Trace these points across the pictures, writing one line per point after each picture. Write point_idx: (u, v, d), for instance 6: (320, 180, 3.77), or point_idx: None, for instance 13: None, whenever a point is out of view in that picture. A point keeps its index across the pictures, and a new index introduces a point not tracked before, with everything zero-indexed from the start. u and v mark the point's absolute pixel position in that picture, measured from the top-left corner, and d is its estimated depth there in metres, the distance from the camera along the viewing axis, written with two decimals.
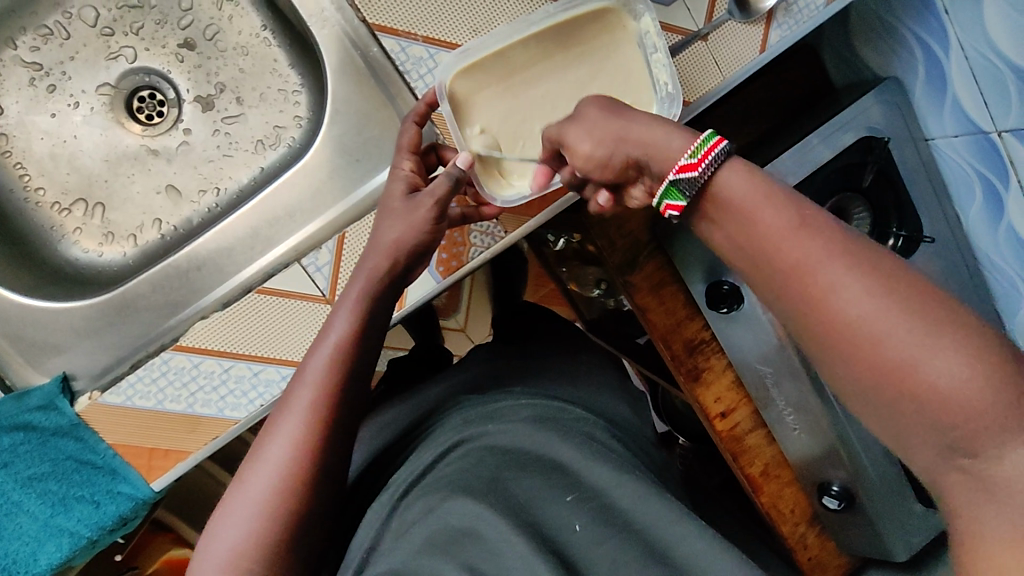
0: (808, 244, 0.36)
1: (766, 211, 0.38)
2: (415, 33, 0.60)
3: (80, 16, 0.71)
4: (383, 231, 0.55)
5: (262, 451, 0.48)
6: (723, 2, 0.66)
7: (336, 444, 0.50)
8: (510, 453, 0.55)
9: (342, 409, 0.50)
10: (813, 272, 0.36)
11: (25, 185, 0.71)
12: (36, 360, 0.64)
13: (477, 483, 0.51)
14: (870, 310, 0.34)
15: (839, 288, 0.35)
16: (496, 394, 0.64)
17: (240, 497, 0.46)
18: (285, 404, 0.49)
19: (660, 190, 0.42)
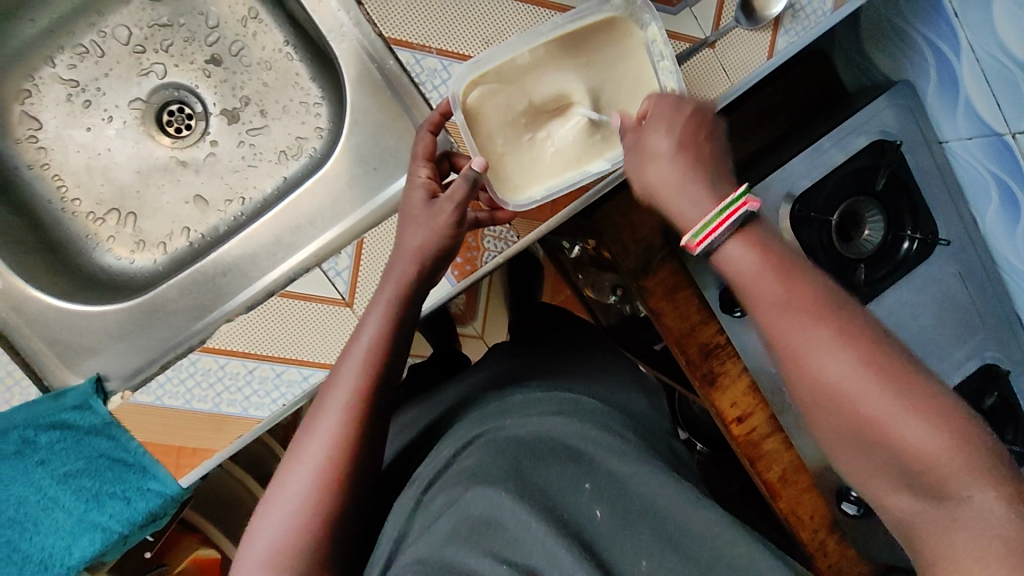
0: (798, 320, 0.42)
1: (760, 295, 0.44)
2: (430, 46, 0.63)
3: (113, 35, 0.74)
4: (407, 239, 0.57)
5: (299, 451, 0.50)
6: (730, 9, 0.67)
7: (368, 442, 0.52)
8: (525, 445, 0.56)
9: (373, 409, 0.52)
10: (802, 347, 0.42)
11: (62, 196, 0.75)
12: (71, 361, 0.67)
13: (496, 475, 0.52)
14: (848, 382, 0.40)
15: (822, 364, 0.41)
16: (507, 394, 0.64)
17: (280, 497, 0.48)
18: (319, 406, 0.51)
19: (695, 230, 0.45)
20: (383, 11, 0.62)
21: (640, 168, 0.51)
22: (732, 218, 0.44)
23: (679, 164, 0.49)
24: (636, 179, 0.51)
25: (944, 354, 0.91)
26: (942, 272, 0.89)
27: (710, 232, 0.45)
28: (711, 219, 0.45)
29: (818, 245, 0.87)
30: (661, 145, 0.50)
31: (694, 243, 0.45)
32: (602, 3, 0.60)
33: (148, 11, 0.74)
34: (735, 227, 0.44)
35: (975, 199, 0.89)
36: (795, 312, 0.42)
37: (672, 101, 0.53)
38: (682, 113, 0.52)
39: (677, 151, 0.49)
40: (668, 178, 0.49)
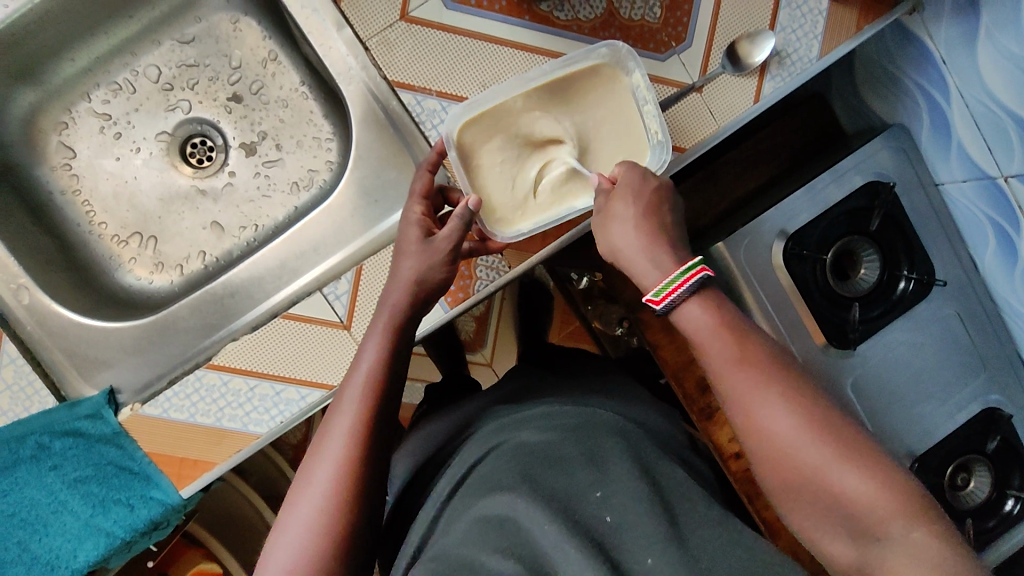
0: (750, 382, 0.49)
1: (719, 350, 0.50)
2: (430, 88, 0.68)
3: (144, 74, 0.81)
4: (404, 268, 0.59)
5: (308, 477, 0.52)
6: (716, 56, 0.71)
7: (376, 460, 0.53)
8: (537, 453, 0.57)
9: (376, 430, 0.54)
10: (753, 405, 0.48)
11: (91, 220, 0.81)
12: (87, 373, 0.71)
13: (511, 480, 0.54)
14: (794, 437, 0.47)
15: (771, 419, 0.48)
16: (528, 404, 0.67)
17: (293, 519, 0.50)
18: (324, 431, 0.53)
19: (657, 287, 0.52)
20: (387, 58, 0.68)
21: (607, 230, 0.57)
22: (687, 283, 0.51)
23: (639, 228, 0.55)
24: (604, 243, 0.58)
25: (944, 396, 0.90)
26: (942, 313, 0.89)
27: (670, 291, 0.51)
28: (670, 280, 0.52)
29: (813, 282, 0.88)
30: (626, 212, 0.56)
31: (656, 300, 0.52)
32: (590, 51, 0.64)
33: (178, 52, 0.81)
34: (690, 290, 0.51)
35: (973, 240, 0.89)
36: (746, 374, 0.49)
37: (642, 172, 0.58)
38: (648, 188, 0.58)
39: (640, 219, 0.56)
40: (629, 244, 0.55)
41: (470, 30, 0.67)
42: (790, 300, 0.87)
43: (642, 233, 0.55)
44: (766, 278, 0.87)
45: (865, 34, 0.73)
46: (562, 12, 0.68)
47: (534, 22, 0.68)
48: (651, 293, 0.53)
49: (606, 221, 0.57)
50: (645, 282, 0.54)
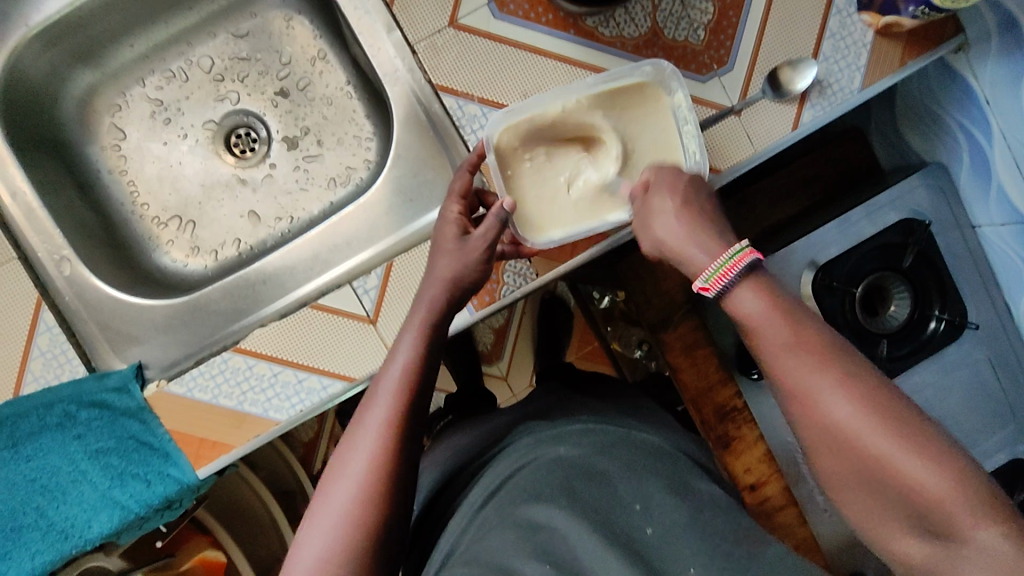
0: (818, 377, 0.48)
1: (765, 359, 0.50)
2: (472, 94, 0.70)
3: (197, 64, 0.84)
4: (439, 268, 0.60)
5: (342, 467, 0.52)
6: (757, 81, 0.71)
7: (407, 456, 0.53)
8: (574, 466, 0.57)
9: (410, 424, 0.54)
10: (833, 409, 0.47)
11: (134, 200, 0.83)
12: (119, 347, 0.73)
13: (547, 490, 0.55)
14: (877, 445, 0.45)
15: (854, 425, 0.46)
16: (562, 420, 0.64)
17: (325, 509, 0.51)
18: (356, 423, 0.53)
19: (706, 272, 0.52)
20: (433, 62, 0.69)
21: (649, 226, 0.58)
22: (736, 266, 0.51)
23: (681, 217, 0.56)
24: (646, 238, 0.59)
25: (972, 442, 0.89)
26: (973, 357, 0.88)
27: (716, 280, 0.52)
28: (716, 268, 0.52)
29: (841, 316, 0.87)
30: (665, 204, 0.57)
31: (705, 287, 0.53)
32: (634, 68, 0.65)
33: (231, 46, 0.84)
34: (739, 275, 0.51)
35: (1009, 285, 0.87)
36: (818, 371, 0.48)
37: (672, 169, 0.60)
38: (682, 179, 0.59)
39: (681, 207, 0.57)
40: (670, 232, 0.56)
41: (515, 39, 0.69)
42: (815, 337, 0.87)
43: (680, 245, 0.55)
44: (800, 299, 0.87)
45: (908, 69, 0.73)
46: (607, 28, 0.70)
47: (578, 36, 0.70)
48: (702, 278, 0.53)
49: (649, 216, 0.59)
50: (695, 269, 0.54)
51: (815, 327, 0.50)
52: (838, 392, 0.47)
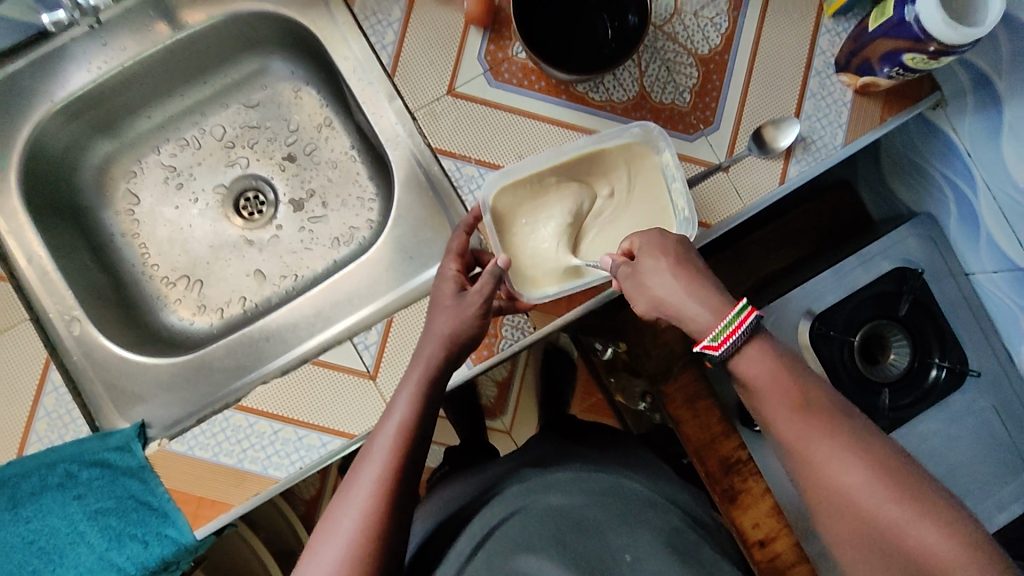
0: (814, 433, 0.51)
1: (774, 394, 0.53)
2: (469, 156, 0.73)
3: (210, 133, 0.89)
4: (437, 324, 0.61)
5: (333, 524, 0.52)
6: (743, 139, 0.75)
7: (399, 515, 0.53)
8: (566, 516, 0.57)
9: (404, 482, 0.54)
10: (822, 462, 0.51)
11: (144, 261, 0.86)
12: (122, 405, 0.74)
13: (542, 542, 0.54)
14: (866, 494, 0.49)
15: (840, 475, 0.50)
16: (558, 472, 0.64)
17: (313, 568, 0.50)
18: (350, 479, 0.53)
19: (714, 334, 0.54)
20: (432, 127, 0.73)
21: (641, 285, 0.58)
22: (744, 325, 0.53)
23: (675, 278, 0.57)
24: (641, 297, 0.59)
25: (984, 493, 0.86)
26: (978, 405, 0.87)
27: (726, 337, 0.53)
28: (726, 325, 0.53)
29: (842, 365, 0.87)
30: (657, 266, 0.58)
31: (714, 346, 0.54)
32: (622, 130, 0.68)
33: (242, 115, 0.89)
34: (746, 333, 0.54)
35: (1009, 330, 0.87)
36: (811, 428, 0.51)
37: (658, 233, 0.60)
38: (671, 241, 0.59)
39: (674, 268, 0.57)
40: (669, 291, 0.56)
41: (510, 105, 0.73)
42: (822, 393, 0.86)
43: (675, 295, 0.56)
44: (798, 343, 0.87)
45: (888, 125, 0.76)
46: (598, 93, 0.74)
47: (570, 101, 0.73)
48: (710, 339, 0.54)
49: (638, 278, 0.59)
50: (696, 328, 0.56)
51: (803, 384, 0.53)
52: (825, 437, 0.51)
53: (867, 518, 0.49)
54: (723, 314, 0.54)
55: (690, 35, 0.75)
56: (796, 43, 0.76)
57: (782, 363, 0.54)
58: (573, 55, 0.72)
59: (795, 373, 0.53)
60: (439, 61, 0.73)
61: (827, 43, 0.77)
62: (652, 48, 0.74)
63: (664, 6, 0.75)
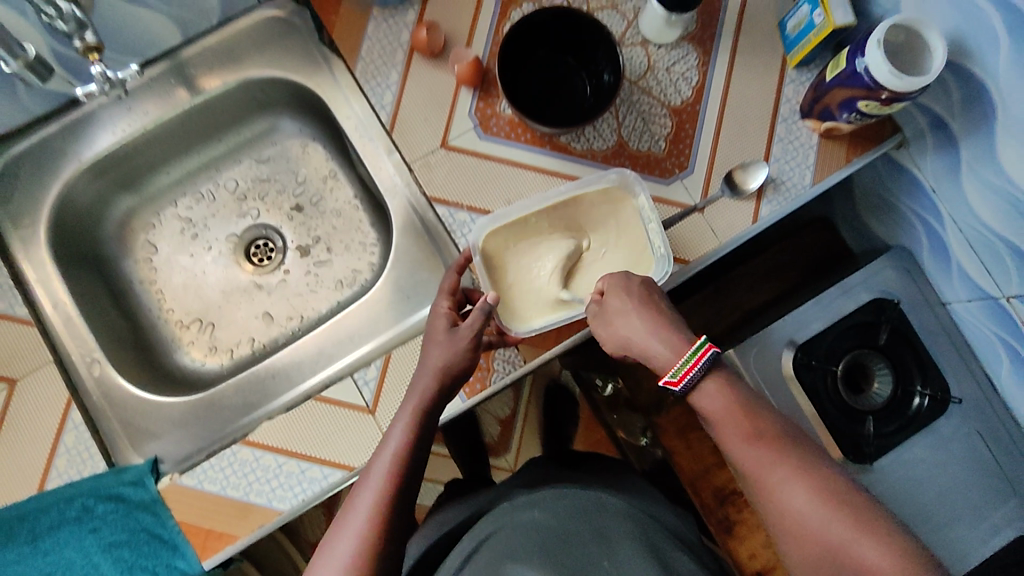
0: (768, 461, 0.57)
1: (731, 428, 0.59)
2: (461, 203, 0.79)
3: (223, 186, 0.95)
4: (431, 357, 0.66)
5: (331, 548, 0.55)
6: (716, 182, 0.80)
7: (393, 539, 0.57)
8: (549, 531, 0.59)
9: (399, 507, 0.58)
10: (777, 486, 0.56)
11: (161, 306, 0.92)
12: (137, 442, 0.78)
13: (527, 552, 0.56)
14: (815, 518, 0.54)
15: (788, 496, 0.55)
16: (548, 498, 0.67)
17: None
18: (348, 504, 0.57)
19: (672, 370, 0.61)
20: (427, 177, 0.79)
21: (611, 327, 0.66)
22: (702, 358, 0.60)
23: (641, 319, 0.64)
24: (612, 337, 0.66)
25: (974, 519, 0.88)
26: (961, 432, 0.89)
27: (684, 373, 0.61)
28: (683, 363, 0.61)
29: (825, 394, 0.90)
30: (622, 310, 0.65)
31: (674, 380, 0.61)
32: (601, 176, 0.74)
33: (254, 169, 0.95)
34: (701, 369, 0.61)
35: (987, 357, 0.90)
36: (761, 455, 0.57)
37: (622, 274, 0.68)
38: (634, 282, 0.67)
39: (639, 309, 0.65)
40: (635, 331, 0.64)
41: (499, 156, 0.79)
42: (812, 427, 0.89)
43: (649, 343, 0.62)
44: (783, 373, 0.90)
45: (853, 165, 0.81)
46: (579, 143, 0.80)
47: (554, 151, 0.80)
48: (669, 373, 0.62)
49: (608, 318, 0.66)
50: (661, 365, 0.63)
51: (757, 413, 0.59)
52: (781, 470, 0.56)
53: (823, 537, 0.53)
54: (683, 352, 0.62)
55: (664, 89, 0.81)
56: (763, 93, 0.82)
57: (738, 397, 0.60)
58: (557, 114, 0.79)
59: (749, 405, 0.60)
60: (433, 118, 0.80)
61: (792, 92, 0.83)
62: (628, 102, 0.81)
63: (639, 63, 0.82)
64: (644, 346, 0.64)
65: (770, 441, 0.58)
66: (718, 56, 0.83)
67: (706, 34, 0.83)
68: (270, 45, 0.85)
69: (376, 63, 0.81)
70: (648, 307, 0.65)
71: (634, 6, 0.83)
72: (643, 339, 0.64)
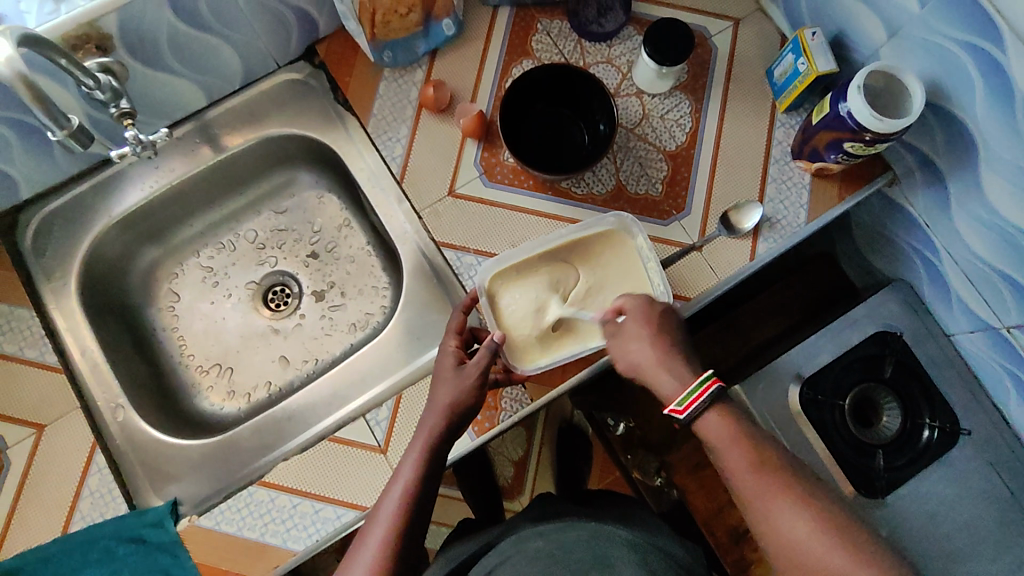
0: (768, 492, 0.58)
1: (734, 457, 0.60)
2: (468, 247, 0.82)
3: (243, 236, 1.00)
4: (439, 395, 0.68)
5: None
6: (713, 222, 0.83)
7: None
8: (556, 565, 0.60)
9: (407, 543, 0.60)
10: (776, 515, 0.57)
11: (182, 351, 0.95)
12: (158, 484, 0.80)
13: None
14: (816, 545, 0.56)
15: (788, 524, 0.57)
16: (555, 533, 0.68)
17: None
18: (359, 541, 0.59)
19: (679, 398, 0.63)
20: (436, 223, 0.83)
21: (624, 349, 0.69)
22: (705, 394, 0.62)
23: (653, 346, 0.67)
24: (621, 360, 0.69)
25: (993, 553, 0.86)
26: (973, 464, 0.88)
27: (690, 402, 0.62)
28: (690, 392, 0.62)
29: (833, 427, 0.90)
30: (638, 333, 0.68)
31: (679, 410, 0.63)
32: (600, 219, 0.78)
33: (272, 220, 1.00)
34: (707, 401, 0.62)
35: (995, 388, 0.90)
36: (763, 484, 0.58)
37: (645, 299, 0.71)
38: (654, 310, 0.70)
39: (652, 337, 0.67)
40: (644, 359, 0.66)
41: (503, 202, 0.83)
42: (820, 462, 0.89)
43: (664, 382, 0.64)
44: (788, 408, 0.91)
45: (846, 203, 0.84)
46: (579, 188, 0.84)
47: (555, 196, 0.84)
48: (676, 403, 0.63)
49: (623, 340, 0.69)
50: (667, 394, 0.65)
51: (761, 447, 0.60)
52: (781, 500, 0.58)
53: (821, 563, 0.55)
54: (687, 384, 0.63)
55: (659, 135, 0.86)
56: (755, 136, 0.86)
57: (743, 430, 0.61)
58: (557, 161, 0.84)
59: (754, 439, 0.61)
60: (441, 168, 0.84)
61: (783, 135, 0.86)
62: (625, 148, 0.85)
63: (635, 112, 0.87)
64: (654, 377, 0.66)
65: (771, 473, 0.59)
66: (710, 103, 0.87)
67: (698, 83, 0.88)
68: (289, 105, 0.91)
69: (387, 119, 0.86)
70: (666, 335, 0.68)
71: (629, 59, 0.88)
72: (655, 370, 0.66)
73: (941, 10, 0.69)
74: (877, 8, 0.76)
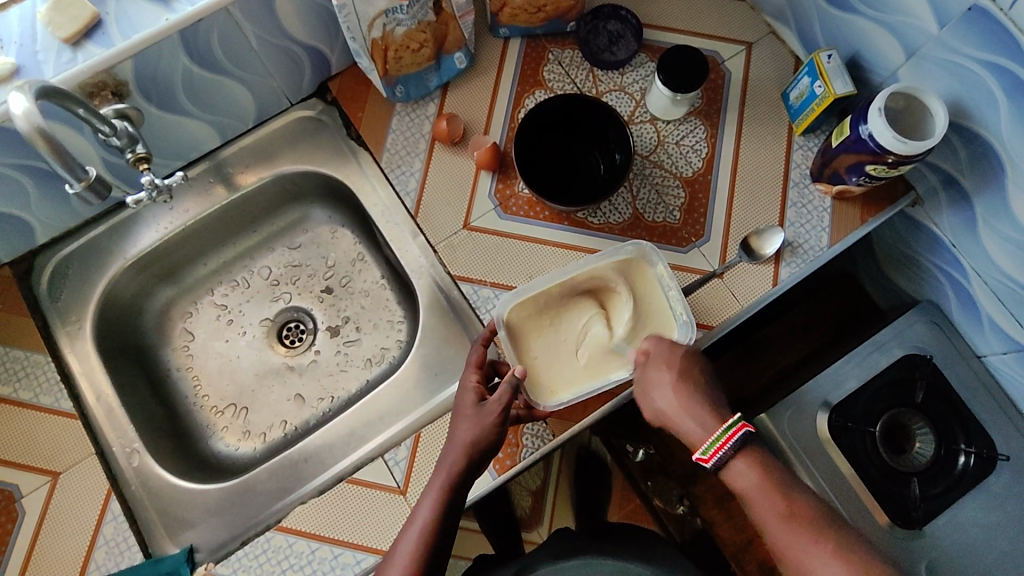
0: (800, 540, 0.56)
1: (763, 506, 0.59)
2: (485, 280, 0.81)
3: (257, 273, 1.00)
4: (458, 432, 0.66)
5: None
6: (733, 248, 0.82)
7: None
8: None
9: None
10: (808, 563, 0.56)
11: (196, 392, 0.94)
12: (173, 531, 0.78)
13: None
14: None
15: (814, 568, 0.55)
16: None
17: None
18: None
19: (705, 444, 0.62)
20: (451, 257, 0.82)
21: (648, 396, 0.68)
22: (731, 439, 0.61)
23: (677, 392, 0.66)
24: (647, 406, 0.68)
25: None
26: (1013, 490, 0.85)
27: (715, 450, 0.61)
28: (715, 439, 0.61)
29: (865, 456, 0.87)
30: (662, 378, 0.67)
31: (704, 458, 0.62)
32: (619, 248, 0.77)
33: (286, 256, 1.00)
34: (734, 449, 0.61)
35: None
36: (793, 533, 0.57)
37: (669, 342, 0.70)
38: (677, 353, 0.69)
39: (674, 383, 0.66)
40: (669, 404, 0.65)
41: (519, 234, 0.82)
42: (853, 492, 0.86)
43: (695, 429, 0.63)
44: (818, 435, 0.88)
45: (868, 225, 0.83)
46: (595, 217, 0.83)
47: (572, 226, 0.83)
48: (702, 449, 0.62)
49: (647, 386, 0.68)
50: (694, 440, 0.64)
51: (789, 494, 0.58)
52: (813, 550, 0.56)
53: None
54: (715, 429, 0.62)
55: (675, 161, 0.85)
56: (772, 160, 0.85)
57: (773, 480, 0.59)
58: (573, 191, 0.83)
59: (784, 485, 0.59)
60: (455, 201, 0.84)
61: (801, 157, 0.85)
62: (641, 175, 0.84)
63: (649, 139, 0.86)
64: (679, 425, 0.65)
65: (802, 521, 0.57)
66: (725, 128, 0.86)
67: (712, 108, 0.87)
68: (302, 142, 0.91)
69: (400, 153, 0.86)
70: (687, 382, 0.67)
71: (641, 87, 0.88)
72: (681, 417, 0.64)
73: (962, 30, 0.68)
74: (894, 30, 0.75)
